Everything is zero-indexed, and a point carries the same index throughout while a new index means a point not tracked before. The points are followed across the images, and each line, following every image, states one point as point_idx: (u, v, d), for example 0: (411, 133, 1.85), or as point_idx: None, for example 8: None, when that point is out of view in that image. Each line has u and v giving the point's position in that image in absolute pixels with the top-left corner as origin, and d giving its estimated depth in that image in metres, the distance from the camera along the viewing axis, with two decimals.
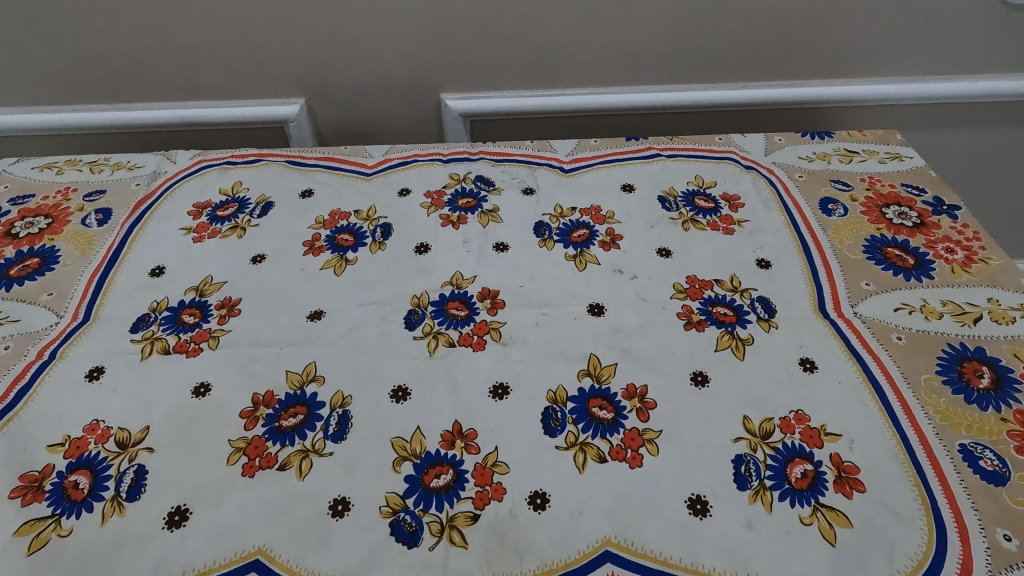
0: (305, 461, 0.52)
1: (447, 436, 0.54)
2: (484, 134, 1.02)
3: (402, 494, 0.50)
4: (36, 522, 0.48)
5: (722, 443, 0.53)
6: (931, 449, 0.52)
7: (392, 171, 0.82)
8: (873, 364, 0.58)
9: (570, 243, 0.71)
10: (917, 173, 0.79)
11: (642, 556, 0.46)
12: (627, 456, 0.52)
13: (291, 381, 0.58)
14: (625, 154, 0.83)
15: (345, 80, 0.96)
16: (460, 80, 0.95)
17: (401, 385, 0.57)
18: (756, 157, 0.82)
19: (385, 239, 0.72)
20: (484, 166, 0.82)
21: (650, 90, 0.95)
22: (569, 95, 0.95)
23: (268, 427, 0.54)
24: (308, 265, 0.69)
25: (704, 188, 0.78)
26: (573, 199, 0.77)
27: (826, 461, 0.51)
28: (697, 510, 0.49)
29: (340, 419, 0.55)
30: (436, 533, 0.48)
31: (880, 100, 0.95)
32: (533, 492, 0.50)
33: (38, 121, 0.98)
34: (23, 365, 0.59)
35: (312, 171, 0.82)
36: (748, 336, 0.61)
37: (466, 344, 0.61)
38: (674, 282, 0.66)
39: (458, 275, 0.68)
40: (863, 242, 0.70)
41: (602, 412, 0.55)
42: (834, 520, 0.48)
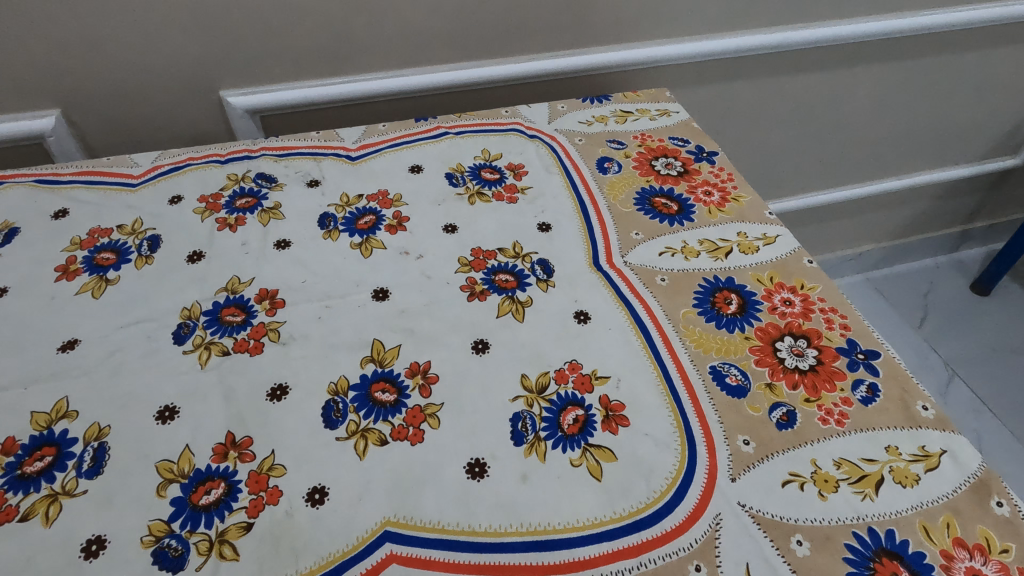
0: (53, 506, 0.47)
1: (219, 448, 0.51)
2: (279, 130, 0.98)
3: (167, 519, 0.47)
4: None
5: (502, 404, 0.54)
6: (686, 375, 0.57)
7: (162, 178, 0.76)
8: (639, 306, 0.62)
9: (356, 231, 0.70)
10: (682, 126, 0.86)
11: (421, 529, 0.47)
12: (409, 433, 0.52)
13: (37, 422, 0.52)
14: (413, 136, 0.83)
15: (104, 85, 0.87)
16: (238, 74, 0.90)
17: (168, 405, 0.54)
18: (540, 126, 0.85)
19: (153, 252, 0.67)
20: (265, 163, 0.78)
21: (440, 69, 0.95)
22: (359, 81, 0.93)
23: (8, 477, 0.49)
24: (60, 292, 0.63)
25: (490, 161, 0.79)
26: (359, 186, 0.76)
27: (596, 404, 0.54)
28: (475, 473, 0.50)
29: (96, 453, 0.50)
30: (204, 551, 0.45)
31: (656, 61, 1.02)
32: (311, 489, 0.49)
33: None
34: None
35: (67, 189, 0.74)
36: (527, 298, 0.63)
37: (242, 349, 0.58)
38: (458, 256, 0.67)
39: (235, 279, 0.64)
40: (634, 195, 0.75)
41: (385, 395, 0.55)
42: (601, 457, 0.51)
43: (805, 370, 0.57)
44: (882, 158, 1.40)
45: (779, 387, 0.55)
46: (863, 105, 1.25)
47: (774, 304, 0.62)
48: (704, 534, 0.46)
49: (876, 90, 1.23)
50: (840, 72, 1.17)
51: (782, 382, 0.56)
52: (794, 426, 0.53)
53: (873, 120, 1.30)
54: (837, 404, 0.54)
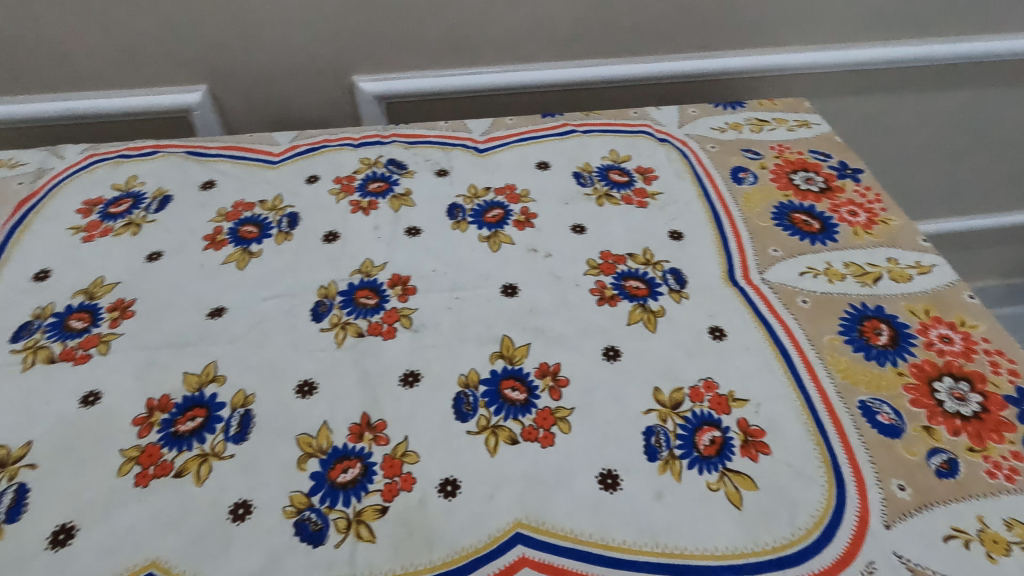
0: (204, 466, 0.49)
1: (355, 429, 0.52)
2: (402, 117, 0.99)
3: (307, 493, 0.48)
4: None
5: (634, 416, 0.53)
6: (832, 407, 0.53)
7: (299, 157, 0.78)
8: (779, 327, 0.59)
9: (485, 224, 0.70)
10: (823, 139, 0.81)
11: (553, 535, 0.46)
12: (539, 435, 0.52)
13: (189, 383, 0.55)
14: (541, 132, 0.82)
15: (248, 64, 0.90)
16: (371, 60, 0.92)
17: (307, 379, 0.55)
18: (670, 130, 0.82)
19: (292, 229, 0.69)
20: (396, 149, 0.79)
21: (567, 66, 0.94)
22: (486, 74, 0.93)
23: (164, 433, 0.52)
24: (208, 260, 0.66)
25: (619, 163, 0.77)
26: (487, 178, 0.75)
27: (733, 426, 0.52)
28: (607, 484, 0.49)
29: (242, 419, 0.52)
30: (342, 529, 0.46)
31: (791, 69, 0.97)
32: (443, 480, 0.49)
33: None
34: None
35: (214, 161, 0.77)
36: (660, 307, 0.61)
37: (376, 333, 0.59)
38: (587, 258, 0.66)
39: (368, 262, 0.65)
40: (772, 209, 0.71)
41: (515, 393, 0.54)
42: (741, 484, 0.48)
43: (968, 417, 0.52)
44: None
45: (938, 431, 0.51)
46: (1013, 127, 1.15)
47: (931, 340, 0.58)
48: None
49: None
50: (992, 91, 1.07)
51: (941, 427, 0.51)
52: (956, 476, 0.49)
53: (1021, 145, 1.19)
54: (1006, 458, 0.49)
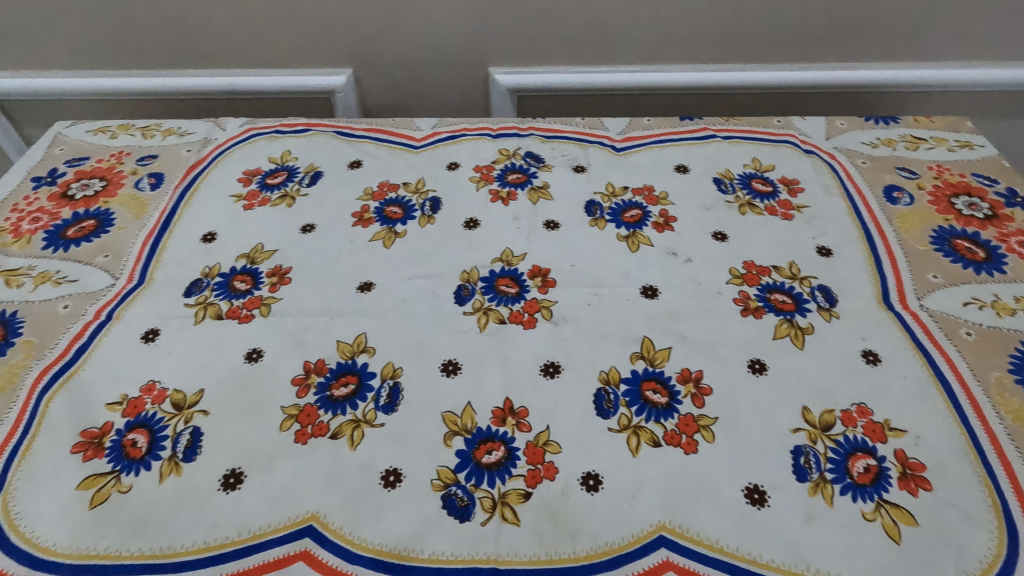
0: (357, 431, 0.52)
1: (498, 413, 0.53)
2: (531, 111, 1.00)
3: (453, 469, 0.50)
4: (98, 477, 0.49)
5: (781, 433, 0.51)
6: (1001, 449, 0.50)
7: (440, 144, 0.80)
8: (940, 359, 0.56)
9: (623, 223, 0.69)
10: (989, 163, 0.75)
11: (697, 543, 0.45)
12: (682, 441, 0.51)
13: (342, 351, 0.58)
14: (679, 135, 0.80)
15: (393, 51, 0.94)
16: (510, 53, 0.93)
17: (451, 359, 0.57)
18: (817, 141, 0.79)
19: (434, 213, 0.71)
20: (533, 142, 0.80)
21: (705, 69, 0.92)
22: (622, 72, 0.93)
23: (320, 395, 0.55)
24: (357, 236, 0.69)
25: (762, 172, 0.75)
26: (625, 178, 0.75)
27: (890, 457, 0.50)
28: (754, 499, 0.47)
29: (391, 390, 0.55)
30: (487, 508, 0.47)
31: (947, 85, 0.91)
32: (585, 473, 0.49)
33: (71, 86, 0.96)
34: (81, 324, 0.60)
35: (360, 142, 0.81)
36: (808, 325, 0.59)
37: (516, 321, 0.60)
38: (729, 267, 0.64)
39: (509, 251, 0.66)
40: (930, 233, 0.67)
41: (656, 395, 0.54)
42: (899, 518, 0.46)
43: None
44: None
45: None
46: None
47: None
48: None
49: None
50: None
51: None
52: None
53: None
54: None
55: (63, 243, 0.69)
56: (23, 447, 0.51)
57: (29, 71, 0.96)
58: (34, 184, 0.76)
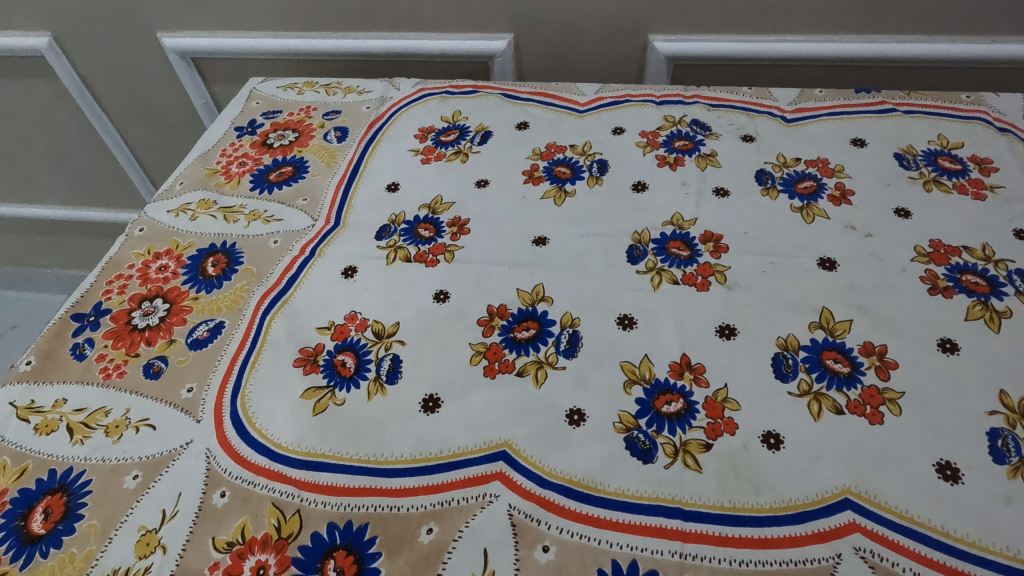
0: (540, 371, 0.56)
1: (676, 367, 0.55)
2: (685, 80, 1.00)
3: (634, 414, 0.52)
4: (317, 389, 0.56)
5: (976, 414, 0.50)
6: None
7: (604, 109, 0.82)
8: None
9: (796, 194, 0.68)
10: None
11: (886, 510, 0.46)
12: (866, 411, 0.51)
13: (522, 298, 0.61)
14: (855, 107, 0.78)
15: (554, 18, 0.95)
16: (672, 20, 0.92)
17: (627, 314, 0.59)
18: (1013, 119, 0.74)
19: (602, 175, 0.73)
20: (699, 110, 0.80)
21: (881, 40, 0.88)
22: (789, 42, 0.90)
23: (504, 336, 0.59)
24: (529, 193, 0.72)
25: (949, 149, 0.71)
26: (797, 149, 0.74)
27: None
28: (946, 475, 0.47)
29: (571, 337, 0.58)
30: (669, 454, 0.50)
31: None
32: (766, 432, 0.50)
33: (255, 47, 1.05)
34: (290, 258, 0.68)
35: (526, 105, 0.84)
36: (1005, 308, 0.56)
37: (690, 283, 0.61)
38: (914, 244, 0.62)
39: (678, 216, 0.68)
40: None
41: (837, 365, 0.54)
42: None
43: None
44: None
45: None
46: None
47: None
48: None
49: None
50: None
51: None
52: None
53: None
54: None
55: (268, 186, 0.77)
56: (253, 358, 0.59)
57: (220, 32, 1.06)
58: (238, 133, 0.85)
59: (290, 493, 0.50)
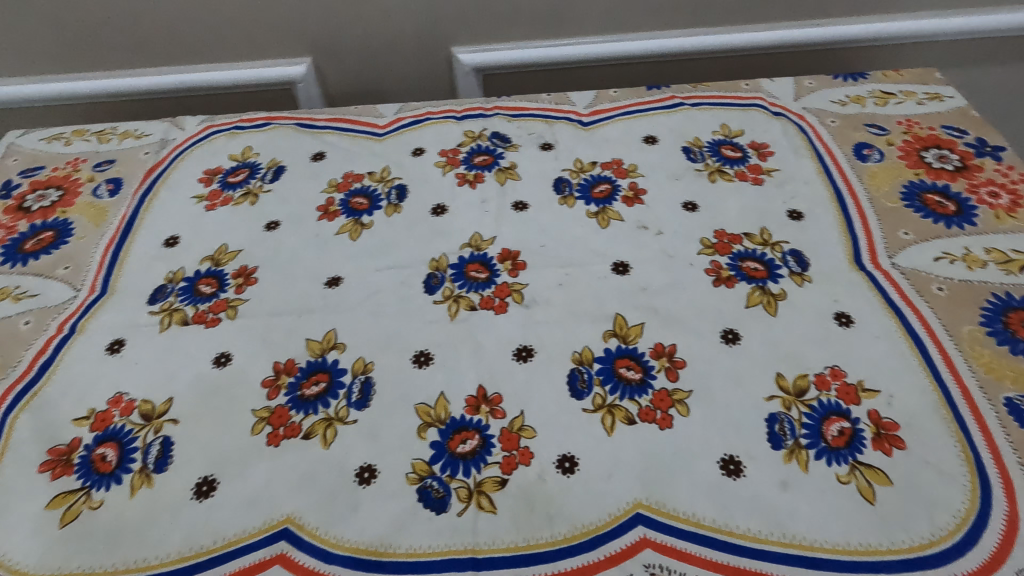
0: (329, 430, 0.51)
1: (472, 401, 0.53)
2: (497, 89, 0.98)
3: (428, 461, 0.49)
4: (68, 494, 0.48)
5: (756, 401, 0.51)
6: (975, 403, 0.50)
7: (404, 130, 0.79)
8: (913, 317, 0.56)
9: (592, 199, 0.68)
10: (959, 114, 0.75)
11: (674, 518, 0.45)
12: (657, 417, 0.51)
13: (312, 349, 0.57)
14: (647, 105, 0.79)
15: (352, 37, 0.91)
16: (472, 31, 0.90)
17: (423, 350, 0.56)
18: (786, 103, 0.78)
19: (400, 201, 0.70)
20: (499, 122, 0.78)
21: (672, 34, 0.89)
22: (587, 44, 0.90)
23: (291, 396, 0.54)
24: (323, 230, 0.67)
25: (731, 138, 0.74)
26: (593, 153, 0.74)
27: (864, 418, 0.50)
28: (730, 470, 0.47)
29: (363, 386, 0.54)
30: (464, 498, 0.47)
31: (915, 37, 0.89)
32: (561, 456, 0.49)
33: (23, 94, 0.94)
34: (45, 339, 0.59)
35: (323, 133, 0.79)
36: (780, 291, 0.58)
37: (488, 307, 0.59)
38: (700, 237, 0.64)
39: (477, 236, 0.65)
40: (901, 189, 0.67)
41: (630, 372, 0.54)
42: (873, 478, 0.46)
43: None
44: None
45: None
46: None
47: None
48: None
49: None
50: None
51: None
52: None
53: None
54: None
55: (22, 257, 0.67)
56: None
57: None
58: None
59: None
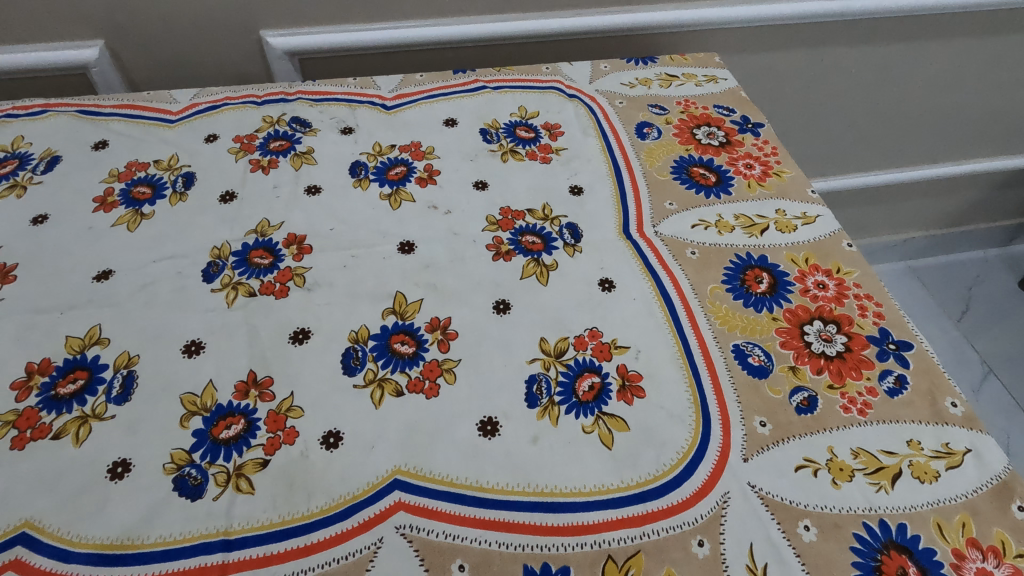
0: (83, 428, 0.49)
1: (241, 386, 0.52)
2: (316, 74, 0.96)
3: (188, 449, 0.48)
4: None
5: (519, 365, 0.54)
6: (708, 352, 0.55)
7: (199, 116, 0.76)
8: (667, 279, 0.61)
9: (386, 181, 0.69)
10: (729, 95, 0.82)
11: (430, 480, 0.47)
12: (425, 387, 0.53)
13: (71, 346, 0.54)
14: (450, 88, 0.81)
15: (147, 19, 0.86)
16: (278, 14, 0.88)
17: (195, 339, 0.55)
18: (580, 85, 0.83)
19: (187, 189, 0.68)
20: (300, 107, 0.78)
21: (482, 21, 0.91)
22: (399, 28, 0.91)
23: (43, 396, 0.51)
24: (97, 223, 0.64)
25: (526, 119, 0.78)
26: (393, 136, 0.75)
27: (613, 372, 0.54)
28: (487, 430, 0.50)
29: (125, 380, 0.52)
30: (221, 483, 0.47)
31: (704, 25, 0.97)
32: (326, 432, 0.50)
33: None
34: None
35: (108, 120, 0.75)
36: (553, 262, 0.62)
37: (268, 292, 0.59)
38: (486, 214, 0.66)
39: (265, 222, 0.65)
40: (672, 163, 0.73)
41: (404, 347, 0.55)
42: (613, 426, 0.51)
43: (832, 356, 0.55)
44: (947, 143, 1.32)
45: (803, 370, 0.54)
46: (928, 82, 1.17)
47: (807, 287, 0.60)
48: (710, 510, 0.46)
49: (945, 71, 1.15)
50: (905, 47, 1.09)
51: (806, 366, 0.54)
52: (814, 412, 0.52)
53: (941, 100, 1.22)
54: (861, 394, 0.53)
55: None
56: None
57: None
58: None
59: None
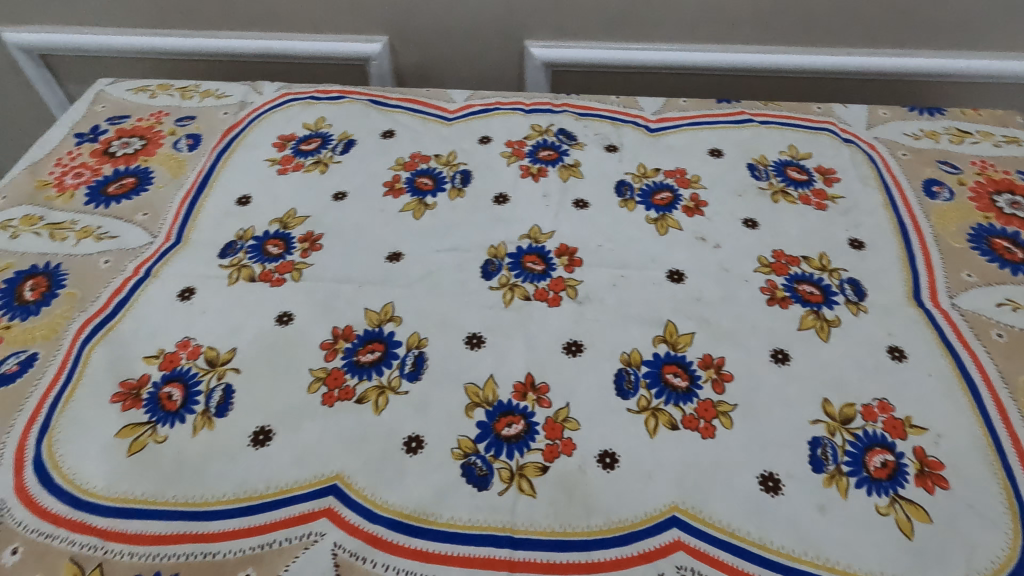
0: (382, 397, 0.53)
1: (520, 387, 0.54)
2: (565, 86, 0.99)
3: (474, 439, 0.51)
4: (136, 426, 0.51)
5: (801, 423, 0.51)
6: None
7: (473, 117, 0.80)
8: (969, 360, 0.55)
9: (653, 205, 0.69)
10: None
11: (710, 526, 0.46)
12: (700, 425, 0.51)
13: (369, 318, 0.59)
14: (715, 117, 0.79)
15: (429, 21, 0.93)
16: (547, 27, 0.91)
17: (476, 333, 0.58)
18: (856, 131, 0.78)
19: (464, 186, 0.72)
20: (566, 119, 0.80)
21: (746, 51, 0.89)
22: (660, 50, 0.91)
23: (347, 360, 0.56)
24: (387, 206, 0.70)
25: (798, 160, 0.74)
26: (657, 160, 0.75)
27: (909, 454, 0.49)
28: (768, 486, 0.48)
29: (416, 359, 0.56)
30: (505, 479, 0.49)
31: (993, 78, 0.88)
32: (602, 452, 0.50)
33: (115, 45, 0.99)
34: (122, 279, 0.62)
35: (394, 112, 0.81)
36: (834, 317, 0.58)
37: (541, 298, 0.60)
38: (758, 255, 0.64)
39: (537, 229, 0.67)
40: (968, 230, 0.66)
41: (676, 379, 0.55)
42: (913, 513, 0.46)
43: None
44: None
45: None
46: None
47: None
48: None
49: None
50: None
51: None
52: None
53: None
54: None
55: (105, 199, 0.70)
56: (67, 393, 0.53)
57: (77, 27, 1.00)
58: (77, 140, 0.78)
59: (94, 545, 0.45)
